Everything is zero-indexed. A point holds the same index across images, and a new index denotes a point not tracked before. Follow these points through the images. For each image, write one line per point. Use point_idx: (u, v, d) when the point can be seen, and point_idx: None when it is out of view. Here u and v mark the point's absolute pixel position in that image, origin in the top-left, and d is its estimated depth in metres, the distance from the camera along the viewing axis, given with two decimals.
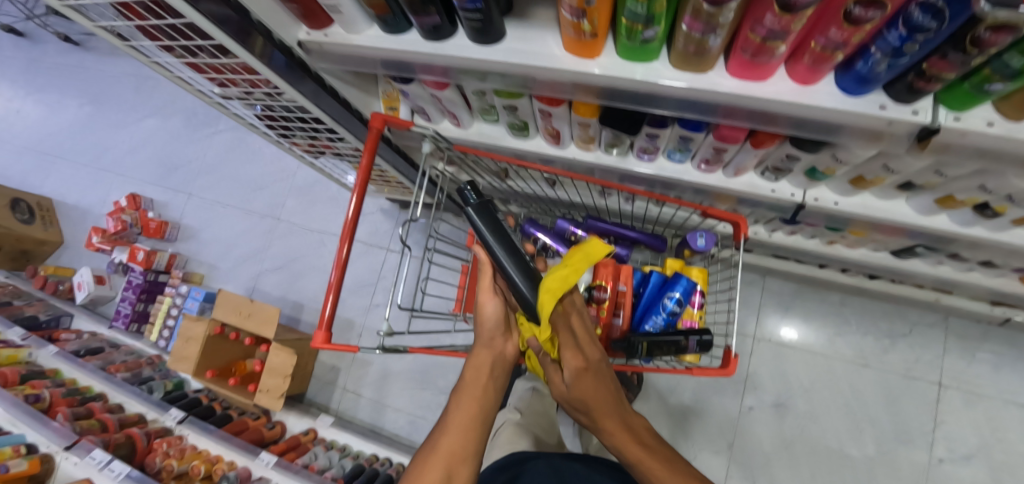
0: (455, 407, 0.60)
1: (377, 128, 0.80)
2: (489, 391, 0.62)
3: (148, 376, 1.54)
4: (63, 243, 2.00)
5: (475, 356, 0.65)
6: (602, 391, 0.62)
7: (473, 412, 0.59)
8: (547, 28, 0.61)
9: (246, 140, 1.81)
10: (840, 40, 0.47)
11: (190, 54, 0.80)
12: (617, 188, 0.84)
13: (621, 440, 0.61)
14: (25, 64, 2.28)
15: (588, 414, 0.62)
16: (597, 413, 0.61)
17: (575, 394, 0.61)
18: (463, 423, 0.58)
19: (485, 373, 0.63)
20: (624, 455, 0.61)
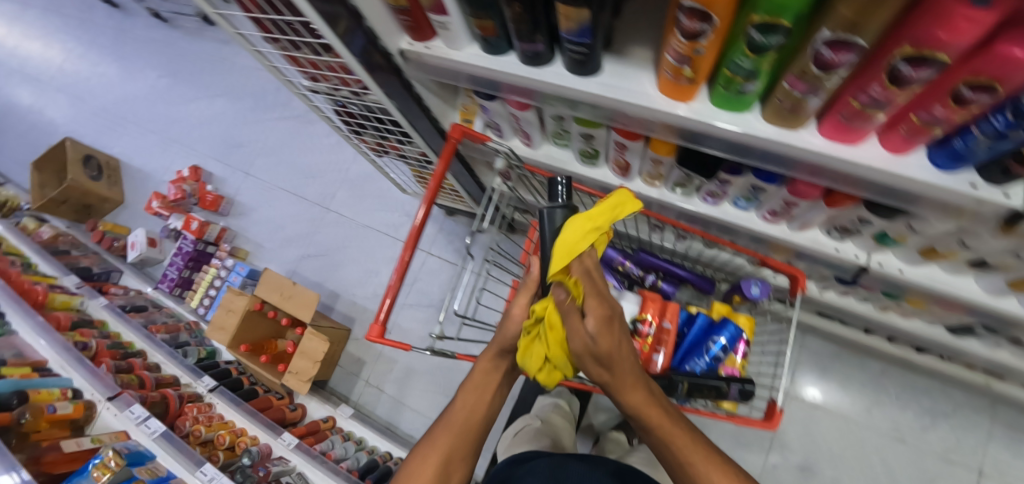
0: (454, 405, 0.71)
1: (456, 139, 0.83)
2: (484, 394, 0.72)
3: (185, 340, 1.59)
4: (123, 203, 2.11)
5: (482, 360, 0.75)
6: (627, 345, 0.58)
7: (464, 412, 0.70)
8: (643, 68, 0.63)
9: (307, 129, 1.90)
10: (943, 117, 0.48)
11: (292, 48, 0.85)
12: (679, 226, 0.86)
13: (642, 405, 0.58)
14: (116, 34, 2.46)
15: (608, 376, 0.58)
16: (617, 377, 0.58)
17: (595, 347, 0.56)
18: (455, 424, 0.69)
19: (489, 385, 0.73)
20: (641, 421, 0.59)
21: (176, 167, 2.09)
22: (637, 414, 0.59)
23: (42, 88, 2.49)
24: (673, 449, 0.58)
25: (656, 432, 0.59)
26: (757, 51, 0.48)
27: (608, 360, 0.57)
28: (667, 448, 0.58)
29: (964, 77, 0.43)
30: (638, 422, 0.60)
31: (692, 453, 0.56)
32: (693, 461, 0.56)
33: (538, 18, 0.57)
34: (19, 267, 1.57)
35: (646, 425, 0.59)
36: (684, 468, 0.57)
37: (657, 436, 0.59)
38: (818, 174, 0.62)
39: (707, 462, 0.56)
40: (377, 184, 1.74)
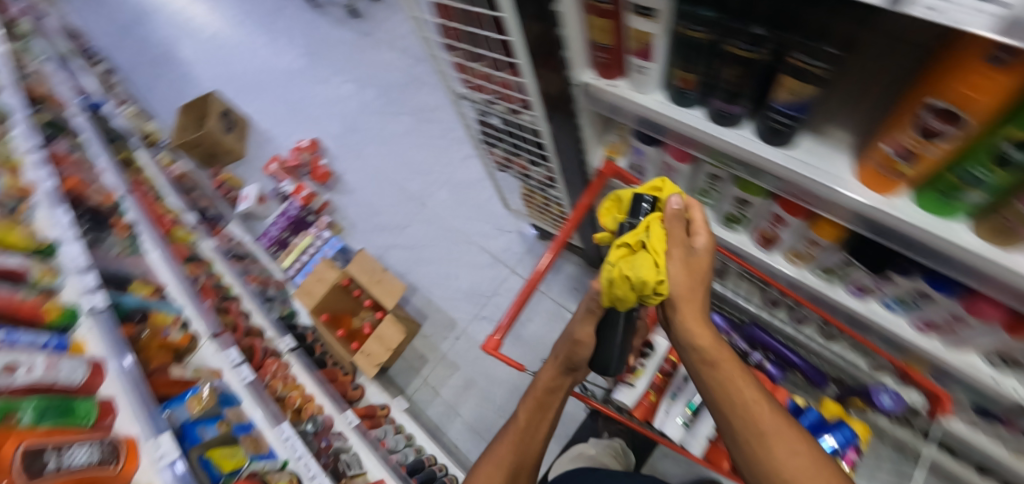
0: (516, 420, 0.78)
1: (607, 176, 0.86)
2: (541, 412, 0.78)
3: (271, 295, 1.66)
4: (243, 158, 2.29)
5: (543, 374, 0.81)
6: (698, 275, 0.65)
7: (523, 427, 0.76)
8: (840, 151, 0.63)
9: (422, 130, 2.09)
10: None
11: (468, 58, 0.90)
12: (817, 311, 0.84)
13: (705, 338, 0.61)
14: (273, 11, 2.79)
15: (688, 287, 0.60)
16: (695, 296, 0.61)
17: (691, 260, 0.62)
18: (515, 440, 0.75)
19: (549, 404, 0.78)
20: (704, 351, 0.61)
21: (297, 136, 2.27)
22: (698, 345, 0.61)
23: (200, 44, 2.82)
24: (734, 392, 0.59)
25: (716, 368, 0.60)
26: (1001, 164, 0.46)
27: (696, 272, 0.62)
28: (725, 392, 0.59)
29: None
30: (697, 355, 0.61)
31: (748, 397, 0.58)
32: (756, 404, 0.57)
33: (752, 85, 0.58)
34: (151, 195, 1.69)
35: (708, 358, 0.61)
36: (741, 414, 0.58)
37: (713, 374, 0.60)
38: (996, 290, 0.56)
39: (762, 404, 0.58)
40: (479, 193, 1.88)
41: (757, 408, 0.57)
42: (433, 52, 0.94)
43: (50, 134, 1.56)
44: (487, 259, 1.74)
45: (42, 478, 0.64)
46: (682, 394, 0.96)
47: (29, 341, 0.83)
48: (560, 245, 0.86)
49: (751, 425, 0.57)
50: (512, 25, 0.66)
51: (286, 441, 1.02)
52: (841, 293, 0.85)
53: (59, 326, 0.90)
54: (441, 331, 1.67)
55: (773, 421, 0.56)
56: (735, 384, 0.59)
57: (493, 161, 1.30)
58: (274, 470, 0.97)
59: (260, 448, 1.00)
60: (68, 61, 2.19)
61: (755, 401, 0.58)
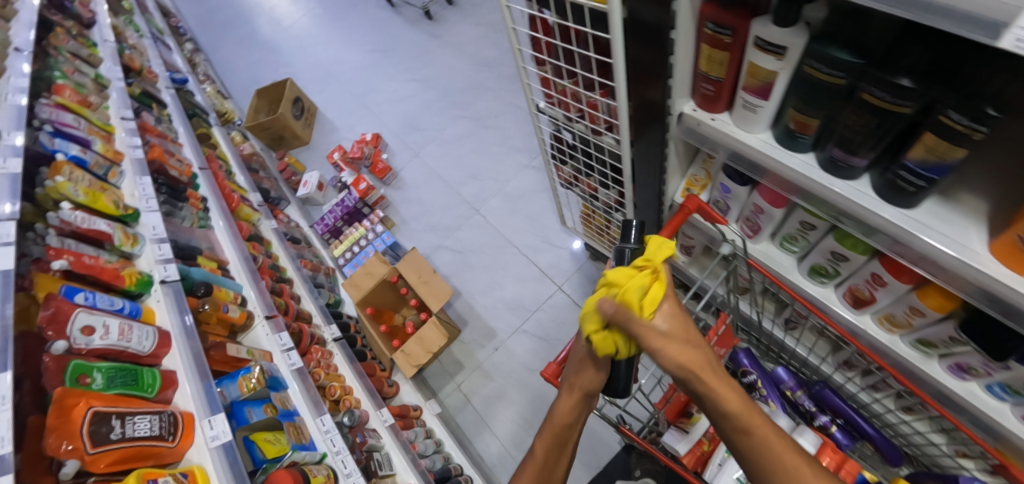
0: (533, 455, 0.71)
1: (690, 210, 0.79)
2: (562, 445, 0.70)
3: (321, 281, 1.70)
4: (307, 144, 2.38)
5: (559, 402, 0.71)
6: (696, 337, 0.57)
7: (541, 465, 0.69)
8: (973, 220, 0.56)
9: (481, 135, 2.10)
10: None
11: (556, 75, 0.89)
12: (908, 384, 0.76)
13: (734, 401, 0.51)
14: (350, 6, 2.89)
15: (691, 357, 0.52)
16: (700, 364, 0.53)
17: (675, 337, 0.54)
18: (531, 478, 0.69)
19: (567, 436, 0.70)
20: (734, 418, 0.51)
21: (361, 128, 2.33)
22: (727, 412, 0.51)
23: (279, 32, 2.96)
24: (776, 461, 0.49)
25: (751, 435, 0.50)
26: None
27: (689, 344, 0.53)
28: (764, 460, 0.50)
29: None
30: (727, 423, 0.52)
31: (788, 462, 0.48)
32: (798, 472, 0.48)
33: (883, 137, 0.53)
34: (224, 172, 1.74)
35: (740, 424, 0.51)
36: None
37: (748, 442, 0.51)
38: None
39: (808, 470, 0.48)
40: (532, 204, 1.86)
41: (802, 473, 0.48)
42: (521, 64, 0.93)
43: (141, 106, 1.58)
44: (534, 273, 1.72)
45: (108, 445, 0.63)
46: None
47: (105, 304, 0.81)
48: None
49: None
50: (617, 49, 0.63)
51: (326, 434, 1.02)
52: (937, 368, 0.78)
53: (131, 294, 0.91)
54: (479, 339, 1.67)
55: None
56: (777, 450, 0.49)
57: (559, 177, 1.28)
58: (313, 461, 0.97)
59: (302, 438, 1.00)
60: (162, 37, 2.33)
61: (799, 466, 0.48)
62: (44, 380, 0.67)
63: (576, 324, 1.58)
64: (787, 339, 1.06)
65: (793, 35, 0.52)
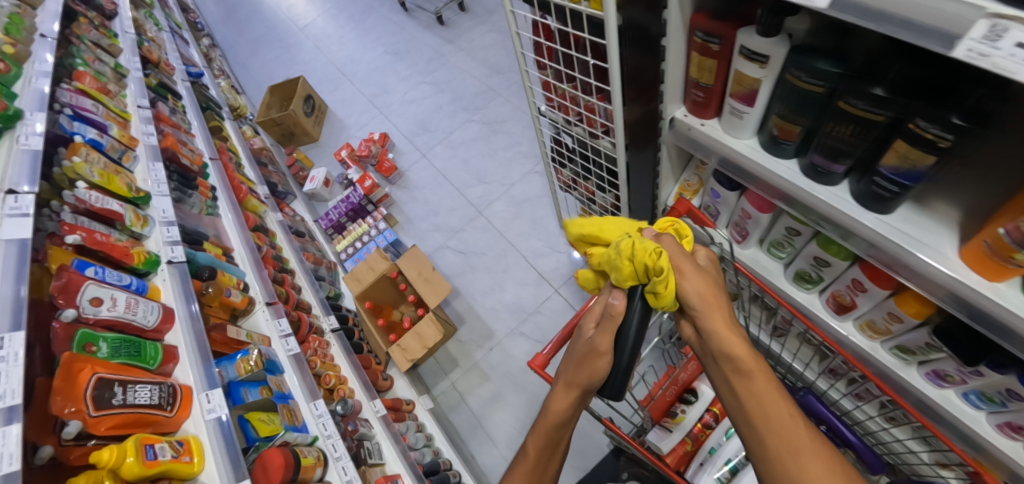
0: (527, 451, 0.69)
1: (679, 212, 0.83)
2: (557, 442, 0.68)
3: (322, 275, 1.73)
4: (316, 141, 2.43)
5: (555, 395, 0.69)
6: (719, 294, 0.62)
7: (535, 462, 0.68)
8: (948, 228, 0.59)
9: (488, 139, 2.14)
10: None
11: (556, 79, 0.92)
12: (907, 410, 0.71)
13: (741, 345, 0.56)
14: (365, 9, 2.96)
15: (709, 293, 0.61)
16: (718, 305, 0.60)
17: (702, 274, 0.62)
18: (525, 471, 0.68)
19: (557, 431, 0.68)
20: (738, 360, 0.55)
21: (370, 128, 2.38)
22: (732, 355, 0.55)
23: (295, 32, 3.02)
24: (769, 408, 0.51)
25: (751, 379, 0.54)
26: None
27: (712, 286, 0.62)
28: (759, 406, 0.52)
29: None
30: (729, 365, 0.56)
31: (780, 410, 0.51)
32: (791, 419, 0.50)
33: (859, 143, 0.55)
34: (234, 164, 1.79)
35: (742, 367, 0.54)
36: (777, 428, 0.50)
37: (746, 383, 0.54)
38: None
39: (798, 421, 0.50)
40: (535, 209, 1.89)
41: (792, 422, 0.50)
42: (524, 68, 0.96)
43: (157, 97, 1.63)
44: (533, 276, 1.75)
45: (109, 409, 0.66)
46: (722, 450, 0.90)
47: (114, 279, 0.84)
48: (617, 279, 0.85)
49: (781, 436, 0.49)
50: (611, 53, 0.67)
51: (319, 418, 1.04)
52: (916, 375, 0.80)
53: (139, 272, 0.94)
54: (476, 339, 1.69)
55: (810, 438, 0.48)
56: (769, 396, 0.52)
57: (559, 180, 1.32)
58: (305, 443, 0.99)
59: (295, 420, 1.02)
60: (180, 32, 2.39)
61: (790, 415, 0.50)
62: (54, 347, 0.71)
63: None
64: (777, 347, 1.10)
65: (776, 45, 0.55)
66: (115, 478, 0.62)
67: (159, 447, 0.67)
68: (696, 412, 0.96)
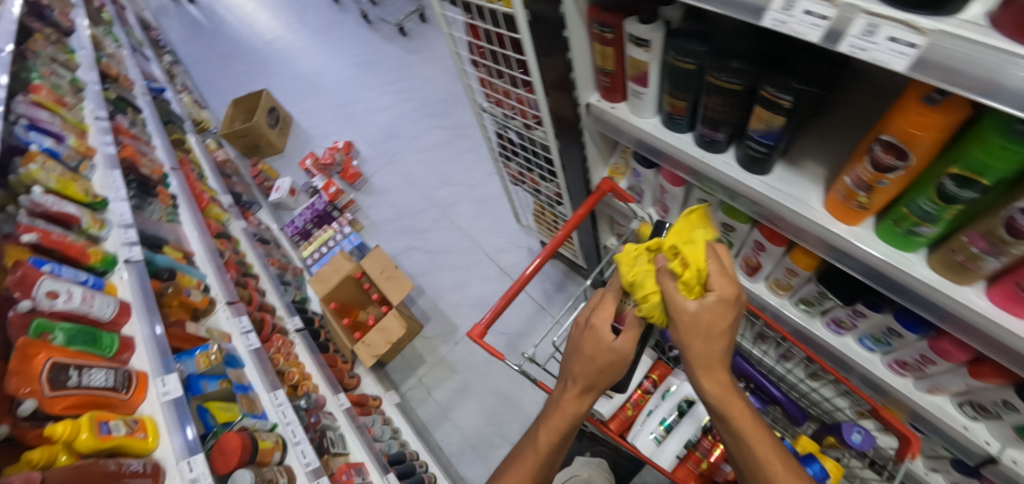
0: (534, 446, 0.71)
1: (603, 192, 0.93)
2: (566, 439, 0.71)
3: (288, 280, 1.76)
4: (281, 153, 2.46)
5: (567, 395, 0.70)
6: (714, 329, 0.58)
7: (543, 454, 0.70)
8: (814, 183, 0.68)
9: (451, 144, 2.22)
10: None
11: (490, 75, 1.00)
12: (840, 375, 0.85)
13: (715, 385, 0.60)
14: (329, 23, 3.03)
15: (701, 347, 0.59)
16: (712, 360, 0.60)
17: (696, 321, 0.58)
18: (531, 464, 0.70)
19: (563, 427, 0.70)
20: (715, 406, 0.61)
21: (335, 138, 2.43)
22: (708, 400, 0.61)
23: (259, 47, 3.07)
24: (751, 450, 0.59)
25: (729, 422, 0.60)
26: (946, 199, 0.50)
27: (703, 337, 0.59)
28: (742, 445, 0.60)
29: None
30: (710, 410, 0.62)
31: (762, 452, 0.59)
32: (768, 463, 0.58)
33: (731, 113, 0.64)
34: (196, 175, 1.81)
35: (719, 411, 0.61)
36: (759, 465, 0.59)
37: (731, 427, 0.61)
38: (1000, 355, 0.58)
39: (777, 464, 0.58)
40: (497, 208, 1.97)
41: (771, 466, 0.58)
42: (461, 66, 1.05)
43: (116, 110, 1.65)
44: (496, 272, 1.81)
45: (64, 390, 0.70)
46: (658, 412, 0.99)
47: (69, 275, 0.89)
48: (552, 250, 0.91)
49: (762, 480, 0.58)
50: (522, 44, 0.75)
51: (278, 406, 1.08)
52: (819, 326, 0.89)
53: (96, 270, 0.97)
54: (442, 335, 1.74)
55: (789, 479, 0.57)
56: (754, 440, 0.59)
57: (508, 175, 1.40)
58: (264, 429, 1.03)
59: (254, 409, 1.06)
60: (141, 49, 2.41)
61: (769, 460, 0.58)
62: (10, 334, 0.75)
63: (533, 318, 1.67)
64: None
65: (654, 30, 0.64)
66: (70, 452, 0.67)
67: (115, 423, 0.71)
68: (635, 380, 1.00)
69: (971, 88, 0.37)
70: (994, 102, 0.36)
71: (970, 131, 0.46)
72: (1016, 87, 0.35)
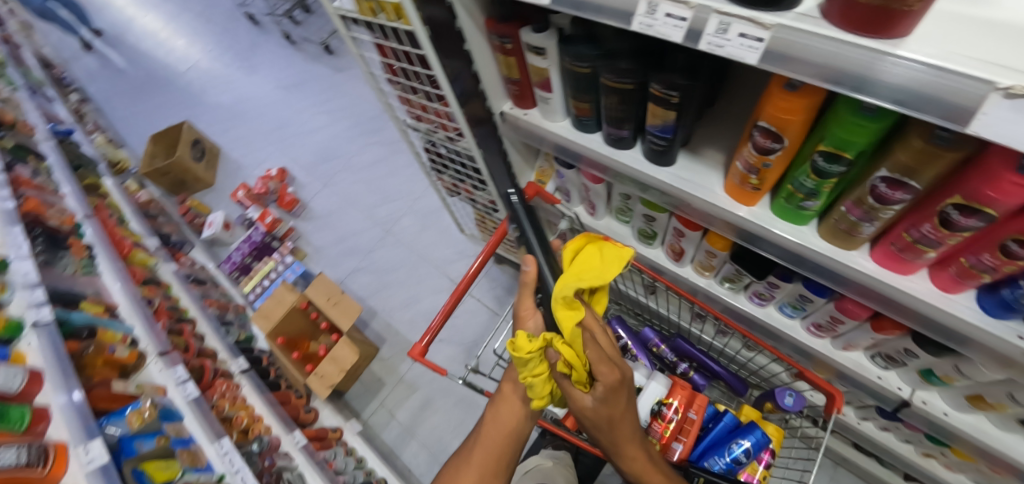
0: (479, 435, 0.72)
1: (529, 196, 0.94)
2: (516, 436, 0.73)
3: (230, 319, 1.68)
4: (211, 186, 2.34)
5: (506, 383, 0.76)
6: (621, 412, 0.63)
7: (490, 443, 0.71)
8: (715, 170, 0.72)
9: (391, 160, 2.19)
10: (933, 237, 0.52)
11: (408, 91, 1.00)
12: (768, 344, 0.90)
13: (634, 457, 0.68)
14: (251, 46, 2.92)
15: (606, 428, 0.64)
16: (626, 436, 0.65)
17: (597, 413, 0.61)
18: (479, 459, 0.69)
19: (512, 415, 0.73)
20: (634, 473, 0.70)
21: (268, 165, 2.34)
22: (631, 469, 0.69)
23: (177, 77, 2.90)
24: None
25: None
26: (819, 174, 0.54)
27: (607, 422, 0.62)
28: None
29: (953, 199, 0.47)
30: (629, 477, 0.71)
31: None
32: None
33: (629, 112, 0.67)
34: (115, 219, 1.69)
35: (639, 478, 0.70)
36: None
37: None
38: (896, 312, 0.64)
39: None
40: (441, 219, 1.96)
41: None
42: (378, 85, 1.04)
43: (13, 159, 1.52)
44: (446, 283, 1.81)
45: None
46: None
47: None
48: (490, 253, 0.91)
49: None
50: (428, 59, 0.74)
51: (224, 455, 1.03)
52: (743, 300, 0.95)
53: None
54: (399, 355, 1.70)
55: None
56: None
57: (444, 187, 1.41)
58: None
59: (197, 462, 1.00)
60: (40, 89, 2.22)
61: None
62: None
63: (489, 325, 1.68)
64: (651, 302, 1.21)
65: (546, 38, 0.65)
66: None
67: None
68: None
69: (817, 75, 0.41)
70: (853, 93, 0.40)
71: (828, 113, 0.50)
72: (855, 73, 0.39)
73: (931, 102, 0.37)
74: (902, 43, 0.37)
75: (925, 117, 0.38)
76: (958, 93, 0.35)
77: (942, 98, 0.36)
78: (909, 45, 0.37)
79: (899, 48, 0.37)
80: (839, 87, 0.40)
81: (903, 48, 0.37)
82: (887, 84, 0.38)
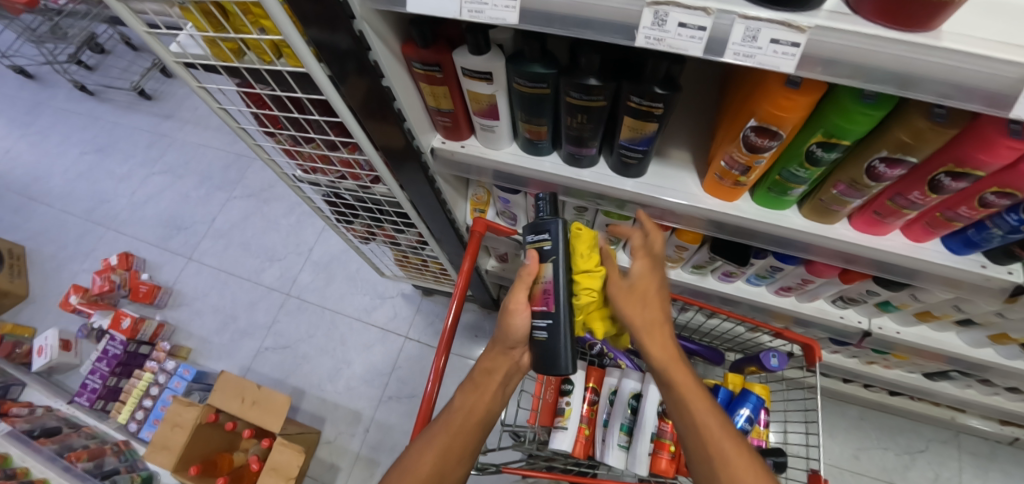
0: (456, 398, 0.62)
1: (481, 232, 0.83)
2: (485, 411, 0.62)
3: (112, 467, 1.32)
4: (28, 297, 1.79)
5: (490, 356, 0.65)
6: (644, 296, 0.64)
7: (467, 406, 0.61)
8: (685, 169, 0.68)
9: (265, 210, 1.86)
10: (918, 201, 0.54)
11: (295, 142, 0.80)
12: (737, 313, 0.93)
13: (664, 352, 0.60)
14: (29, 106, 2.26)
15: (641, 319, 0.62)
16: (653, 325, 0.62)
17: (631, 292, 0.64)
18: (449, 417, 0.60)
19: (489, 385, 0.63)
20: (662, 370, 0.60)
21: (100, 254, 1.85)
22: (659, 364, 0.60)
23: None
24: (715, 452, 0.54)
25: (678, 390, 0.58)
26: (814, 163, 0.53)
27: (643, 301, 0.63)
28: (689, 420, 0.57)
29: (943, 167, 0.48)
30: (661, 380, 0.60)
31: (714, 425, 0.55)
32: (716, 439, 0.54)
33: (596, 128, 0.59)
34: None
35: (667, 382, 0.59)
36: (705, 441, 0.55)
37: (676, 397, 0.58)
38: (873, 268, 0.67)
39: (726, 435, 0.54)
40: (347, 264, 1.73)
41: (720, 440, 0.54)
42: (252, 141, 0.81)
43: None
44: (376, 333, 1.60)
45: None
46: (614, 419, 0.95)
47: None
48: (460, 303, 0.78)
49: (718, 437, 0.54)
50: (332, 96, 0.59)
51: None
52: (712, 280, 0.97)
53: None
54: (347, 429, 1.48)
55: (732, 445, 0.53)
56: (703, 411, 0.56)
57: (354, 235, 1.22)
58: None
59: None
60: None
61: (719, 432, 0.54)
62: None
63: None
64: None
65: (490, 60, 0.55)
66: None
67: None
68: (578, 399, 0.96)
69: (855, 77, 0.37)
70: (862, 84, 0.37)
71: (825, 101, 0.47)
72: (894, 70, 0.35)
73: (973, 92, 0.34)
74: (939, 34, 0.34)
75: (967, 107, 0.35)
76: (1001, 79, 0.33)
77: (983, 85, 0.34)
78: (946, 36, 0.34)
79: (939, 40, 0.34)
80: (879, 86, 0.36)
81: (943, 40, 0.34)
82: (932, 77, 0.35)
